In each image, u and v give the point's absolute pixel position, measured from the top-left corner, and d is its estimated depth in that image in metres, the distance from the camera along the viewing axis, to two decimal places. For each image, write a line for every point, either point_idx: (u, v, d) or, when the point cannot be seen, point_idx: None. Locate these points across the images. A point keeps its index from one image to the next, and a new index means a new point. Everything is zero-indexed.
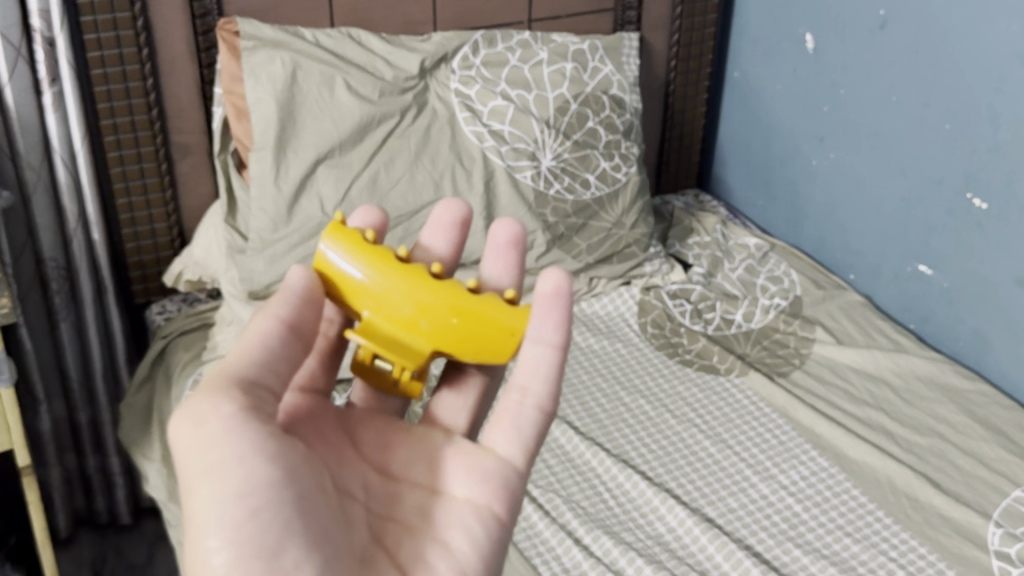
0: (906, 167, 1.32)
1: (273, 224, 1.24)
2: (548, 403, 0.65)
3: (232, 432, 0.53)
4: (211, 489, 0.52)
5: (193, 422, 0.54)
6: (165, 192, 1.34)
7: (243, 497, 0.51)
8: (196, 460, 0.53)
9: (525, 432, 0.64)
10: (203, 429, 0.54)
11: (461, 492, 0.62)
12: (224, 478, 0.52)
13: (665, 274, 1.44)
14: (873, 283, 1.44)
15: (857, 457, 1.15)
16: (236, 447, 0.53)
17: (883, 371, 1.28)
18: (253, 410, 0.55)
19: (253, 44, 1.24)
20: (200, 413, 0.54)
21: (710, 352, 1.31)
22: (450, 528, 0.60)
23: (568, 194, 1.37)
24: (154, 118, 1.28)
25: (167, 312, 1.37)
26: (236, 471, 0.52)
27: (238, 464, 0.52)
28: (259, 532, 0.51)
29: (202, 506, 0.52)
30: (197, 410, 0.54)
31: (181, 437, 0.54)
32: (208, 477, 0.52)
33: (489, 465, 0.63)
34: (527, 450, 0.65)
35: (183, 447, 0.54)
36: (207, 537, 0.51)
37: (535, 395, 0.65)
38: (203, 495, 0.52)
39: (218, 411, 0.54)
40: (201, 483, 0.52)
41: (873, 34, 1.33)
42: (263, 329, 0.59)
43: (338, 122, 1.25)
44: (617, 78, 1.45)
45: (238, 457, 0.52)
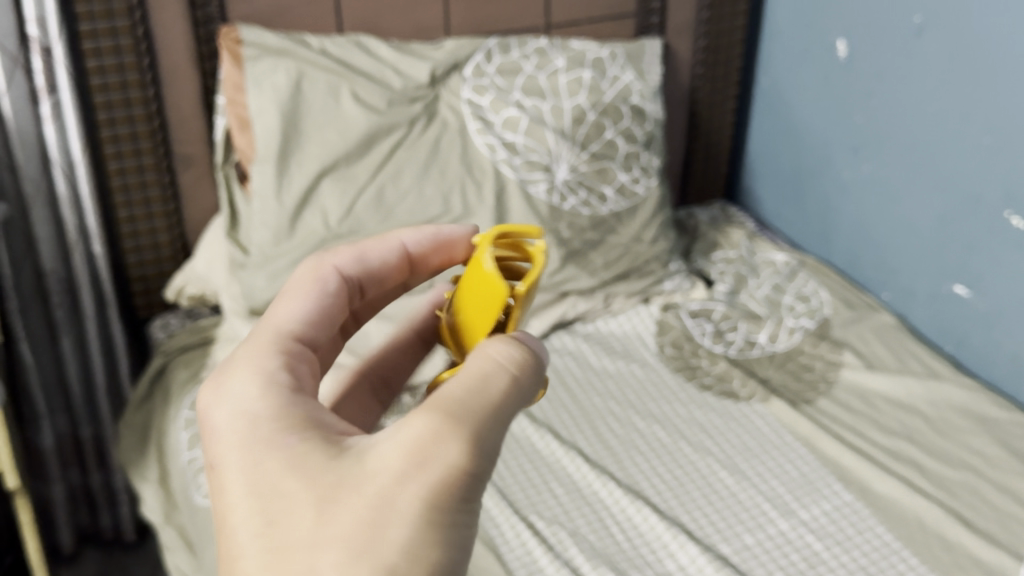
0: (943, 183, 1.25)
1: (275, 239, 1.20)
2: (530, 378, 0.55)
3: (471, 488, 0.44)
4: (413, 519, 0.42)
5: (449, 422, 0.45)
6: (169, 205, 1.30)
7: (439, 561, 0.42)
8: (416, 459, 0.44)
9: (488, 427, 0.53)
10: (454, 452, 0.44)
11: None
12: (430, 523, 0.42)
13: (685, 292, 1.39)
14: (908, 305, 1.37)
15: (883, 491, 1.08)
16: (459, 500, 0.43)
17: (915, 400, 1.21)
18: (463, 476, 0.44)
19: (257, 53, 1.20)
20: (465, 420, 0.46)
21: (731, 376, 1.24)
22: None
23: (584, 209, 1.31)
24: (156, 129, 1.24)
25: (169, 328, 1.33)
26: (449, 520, 0.43)
27: (449, 521, 0.43)
28: None
29: (392, 520, 0.42)
30: (460, 416, 0.46)
31: (423, 423, 0.45)
32: (421, 505, 0.42)
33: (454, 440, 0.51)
34: None
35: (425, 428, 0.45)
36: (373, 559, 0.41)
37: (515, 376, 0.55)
38: (406, 520, 0.42)
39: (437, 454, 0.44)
40: (421, 492, 0.43)
41: (909, 40, 1.25)
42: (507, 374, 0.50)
43: (343, 133, 1.21)
44: (637, 87, 1.39)
45: (455, 515, 0.43)
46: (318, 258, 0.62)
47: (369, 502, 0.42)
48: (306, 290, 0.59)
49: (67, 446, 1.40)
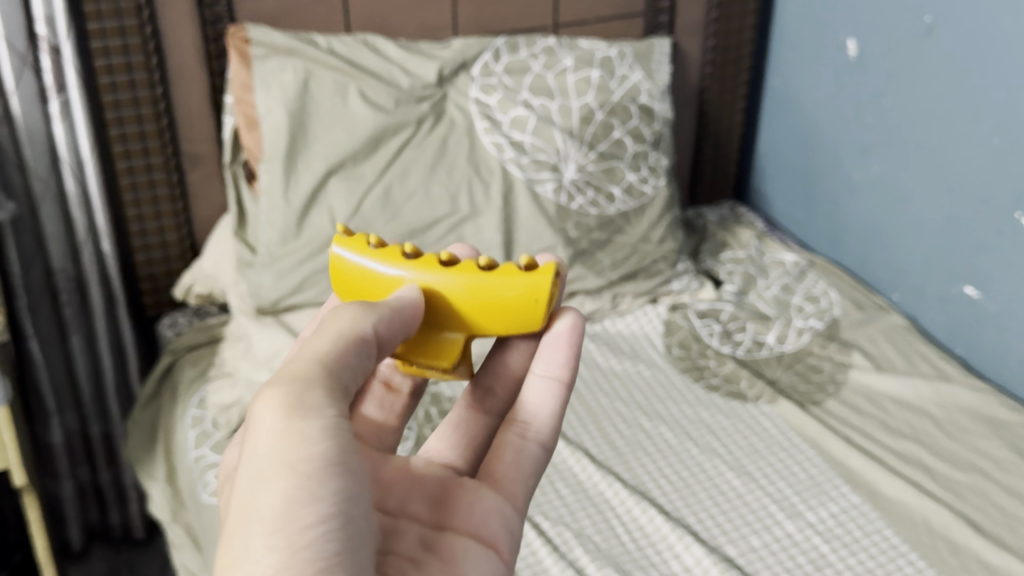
0: (952, 184, 1.24)
1: (282, 238, 1.20)
2: (548, 440, 0.68)
3: (329, 466, 0.51)
4: (280, 526, 0.49)
5: (287, 413, 0.52)
6: (177, 203, 1.30)
7: (311, 548, 0.49)
8: (267, 474, 0.51)
9: (519, 488, 0.66)
10: (302, 443, 0.51)
11: (471, 528, 0.61)
12: (293, 522, 0.49)
13: (693, 292, 1.38)
14: (918, 306, 1.36)
15: (891, 493, 1.08)
16: (321, 485, 0.50)
17: (924, 403, 1.20)
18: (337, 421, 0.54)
19: (264, 52, 1.20)
20: (303, 407, 0.53)
21: (738, 377, 1.24)
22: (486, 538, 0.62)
23: (591, 208, 1.31)
24: (163, 128, 1.24)
25: (178, 326, 1.33)
26: (310, 511, 0.50)
27: (311, 510, 0.50)
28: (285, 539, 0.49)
29: (257, 537, 0.49)
30: (296, 402, 0.53)
31: (263, 419, 0.53)
32: (276, 514, 0.49)
33: (489, 502, 0.63)
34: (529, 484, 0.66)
35: (268, 426, 0.52)
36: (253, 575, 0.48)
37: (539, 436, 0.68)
38: (273, 530, 0.49)
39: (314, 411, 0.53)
40: (274, 502, 0.50)
41: (919, 41, 1.25)
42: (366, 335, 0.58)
43: (350, 132, 1.21)
44: (646, 86, 1.39)
45: (318, 502, 0.50)
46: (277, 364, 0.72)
47: (240, 531, 0.50)
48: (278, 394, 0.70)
49: (75, 443, 1.41)
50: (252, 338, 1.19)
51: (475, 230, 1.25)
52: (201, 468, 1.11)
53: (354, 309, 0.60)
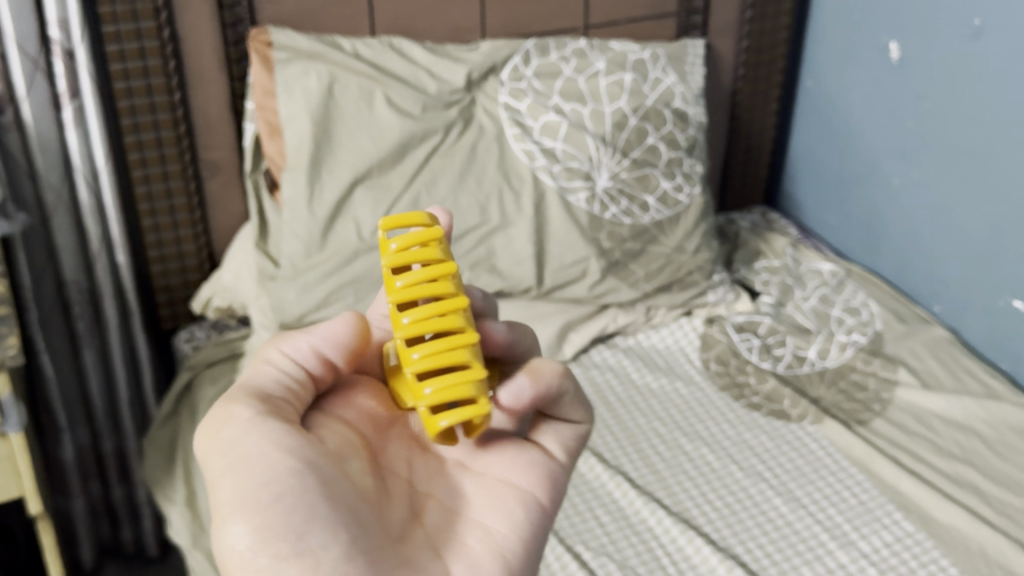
0: (998, 192, 1.19)
1: (306, 251, 1.15)
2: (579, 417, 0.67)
3: (265, 452, 0.54)
4: (235, 517, 0.51)
5: (219, 431, 0.56)
6: (194, 213, 1.24)
7: (274, 526, 0.51)
8: (215, 486, 0.54)
9: (556, 445, 0.66)
10: (238, 444, 0.55)
11: (505, 477, 0.62)
12: (246, 508, 0.51)
13: (729, 304, 1.33)
14: (961, 318, 1.30)
15: (944, 520, 1.03)
16: (259, 467, 0.53)
17: (973, 421, 1.15)
18: (273, 413, 0.57)
19: (287, 57, 1.15)
20: (228, 418, 0.57)
21: (781, 396, 1.19)
22: (498, 511, 0.60)
23: (625, 218, 1.26)
24: (182, 135, 1.18)
25: (195, 340, 1.28)
26: (255, 489, 0.52)
27: (256, 489, 0.52)
28: (278, 517, 0.51)
29: (221, 539, 0.52)
30: (223, 420, 0.57)
31: (205, 447, 0.57)
32: (227, 510, 0.52)
33: (529, 460, 0.63)
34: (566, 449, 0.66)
35: (208, 453, 0.56)
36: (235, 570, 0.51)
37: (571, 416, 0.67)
38: (227, 526, 0.52)
39: (241, 415, 0.57)
40: (225, 499, 0.53)
41: (965, 44, 1.19)
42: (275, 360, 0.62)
43: (376, 140, 1.16)
44: (680, 90, 1.34)
45: (264, 482, 0.52)
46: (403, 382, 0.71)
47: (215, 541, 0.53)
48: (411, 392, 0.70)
49: (88, 458, 1.36)
50: None
51: (505, 241, 1.20)
52: None
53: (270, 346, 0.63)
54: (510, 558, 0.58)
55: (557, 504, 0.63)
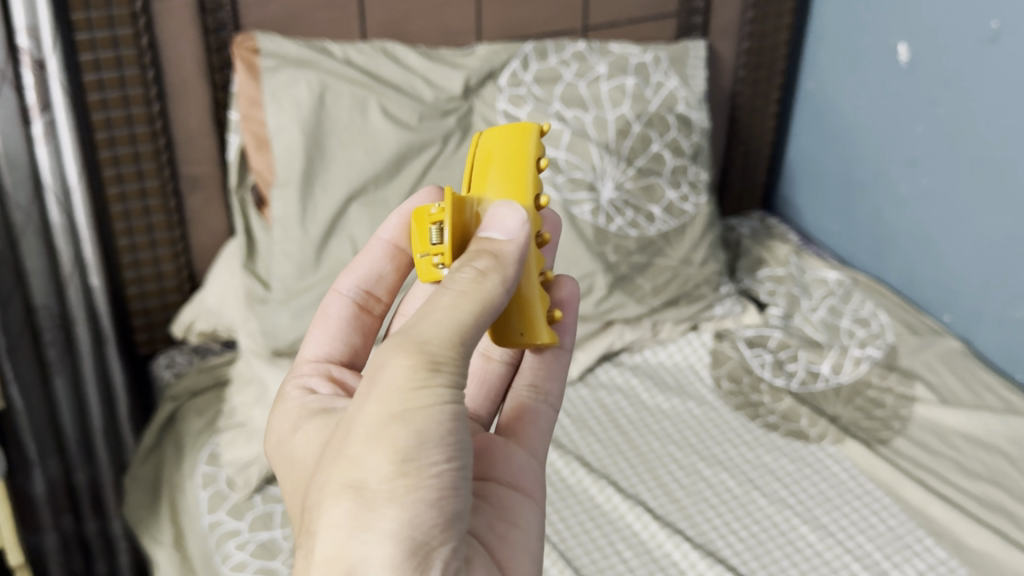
0: (1016, 201, 1.15)
1: (298, 272, 1.07)
2: (554, 400, 0.65)
3: (451, 424, 0.48)
4: (405, 470, 0.47)
5: (419, 369, 0.48)
6: (173, 231, 1.16)
7: (427, 511, 0.47)
8: (396, 434, 0.47)
9: (540, 436, 0.63)
10: (436, 406, 0.48)
11: (508, 478, 0.59)
12: (421, 467, 0.47)
13: (737, 317, 1.28)
14: (974, 328, 1.27)
15: (977, 545, 0.98)
16: (451, 430, 0.48)
17: (996, 439, 1.11)
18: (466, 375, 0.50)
19: (274, 64, 1.07)
20: (435, 362, 0.49)
21: (798, 415, 1.14)
22: (518, 513, 0.57)
23: (631, 229, 1.20)
24: (161, 149, 1.10)
25: (176, 366, 1.19)
26: (438, 452, 0.48)
27: (438, 452, 0.47)
28: (437, 501, 0.47)
29: (374, 475, 0.47)
30: (428, 359, 0.49)
31: (394, 375, 0.48)
32: (401, 451, 0.47)
33: (522, 460, 0.60)
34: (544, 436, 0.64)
35: (397, 384, 0.48)
36: (368, 522, 0.47)
37: (550, 396, 0.65)
38: (395, 473, 0.47)
39: (449, 368, 0.49)
40: (409, 439, 0.47)
41: (983, 49, 1.15)
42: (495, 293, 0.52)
43: (371, 152, 1.09)
44: (683, 94, 1.28)
45: (447, 450, 0.48)
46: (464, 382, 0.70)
47: (359, 470, 0.47)
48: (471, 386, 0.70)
49: (59, 490, 1.27)
50: (268, 384, 1.07)
51: None
52: (218, 536, 0.97)
53: (495, 274, 0.52)
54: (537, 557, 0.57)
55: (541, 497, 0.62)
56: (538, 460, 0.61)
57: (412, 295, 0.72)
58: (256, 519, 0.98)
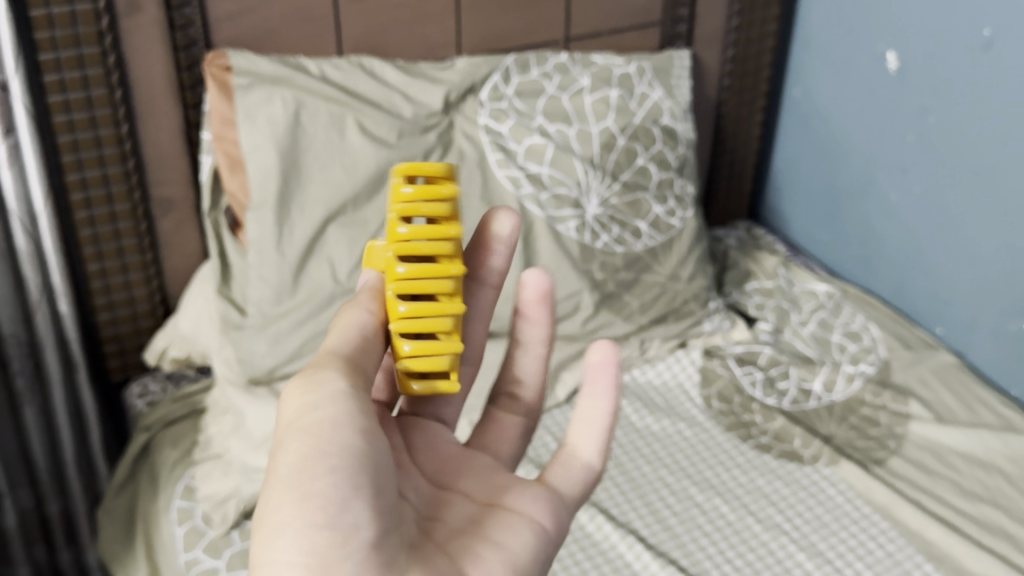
0: (1012, 213, 1.13)
1: (276, 297, 1.04)
2: (596, 460, 0.61)
3: (333, 429, 0.49)
4: (288, 493, 0.47)
5: (300, 394, 0.51)
6: (145, 255, 1.12)
7: (320, 514, 0.47)
8: (282, 455, 0.49)
9: (564, 482, 0.59)
10: (314, 417, 0.50)
11: (514, 506, 0.57)
12: (304, 486, 0.47)
13: (726, 332, 1.25)
14: (967, 341, 1.25)
15: (977, 570, 0.95)
16: (331, 443, 0.49)
17: (993, 457, 1.08)
18: (358, 390, 0.52)
19: (248, 82, 1.03)
20: (313, 383, 0.52)
21: (790, 435, 1.12)
22: (509, 535, 0.55)
23: (617, 246, 1.18)
24: (130, 171, 1.06)
25: (149, 394, 1.15)
26: (320, 458, 0.48)
27: (320, 458, 0.48)
28: (328, 499, 0.47)
29: (269, 501, 0.48)
30: (309, 384, 0.52)
31: (283, 408, 0.52)
32: (287, 468, 0.48)
33: (537, 491, 0.58)
34: (576, 485, 0.60)
35: (285, 415, 0.51)
36: (268, 556, 0.47)
37: (587, 454, 0.61)
38: (280, 499, 0.48)
39: (329, 387, 0.51)
40: (290, 456, 0.48)
41: (975, 57, 1.12)
42: (359, 320, 0.57)
43: (350, 171, 1.05)
44: (668, 105, 1.25)
45: (331, 462, 0.48)
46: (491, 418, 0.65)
47: (259, 509, 0.49)
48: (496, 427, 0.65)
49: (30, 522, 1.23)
50: (245, 415, 1.03)
51: None
52: None
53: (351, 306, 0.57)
54: None
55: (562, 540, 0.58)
56: (559, 498, 0.58)
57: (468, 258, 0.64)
58: (235, 557, 0.94)
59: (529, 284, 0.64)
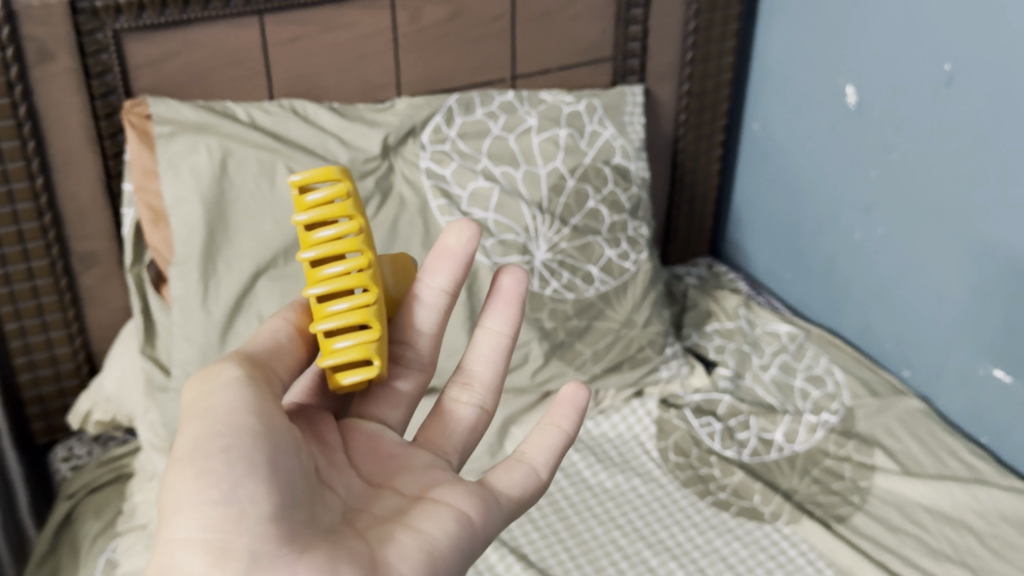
0: (979, 253, 1.09)
1: (201, 356, 0.98)
2: (541, 471, 0.62)
3: (231, 410, 0.50)
4: (183, 471, 0.47)
5: (199, 385, 0.52)
6: (66, 312, 1.06)
7: (215, 488, 0.47)
8: (179, 436, 0.49)
9: (501, 484, 0.59)
10: (209, 402, 0.50)
11: (441, 495, 0.56)
12: (200, 464, 0.47)
13: (684, 379, 1.20)
14: (934, 386, 1.20)
15: None
16: (225, 426, 0.49)
17: (962, 512, 1.04)
18: (258, 382, 0.53)
19: (171, 130, 0.98)
20: (212, 373, 0.52)
21: (750, 491, 1.06)
22: (429, 520, 0.53)
23: (568, 293, 1.12)
24: (47, 226, 1.00)
25: (73, 459, 1.10)
26: (216, 440, 0.48)
27: (218, 439, 0.48)
28: (224, 473, 0.47)
29: (166, 484, 0.48)
30: (209, 375, 0.52)
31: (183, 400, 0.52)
32: (184, 449, 0.48)
33: (466, 487, 0.57)
34: (508, 487, 0.59)
35: (183, 403, 0.51)
36: (167, 536, 0.47)
37: (534, 462, 0.62)
38: (177, 480, 0.47)
39: (227, 376, 0.52)
40: (186, 440, 0.49)
41: (936, 92, 1.08)
42: (275, 329, 0.59)
43: (281, 223, 1.00)
44: (620, 144, 1.21)
45: (225, 442, 0.48)
46: (442, 408, 0.65)
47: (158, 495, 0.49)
48: (445, 417, 0.65)
49: None
50: None
51: None
52: None
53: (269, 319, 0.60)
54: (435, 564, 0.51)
55: (486, 540, 0.56)
56: (490, 495, 0.57)
57: (430, 264, 0.64)
58: None
59: (503, 282, 0.65)
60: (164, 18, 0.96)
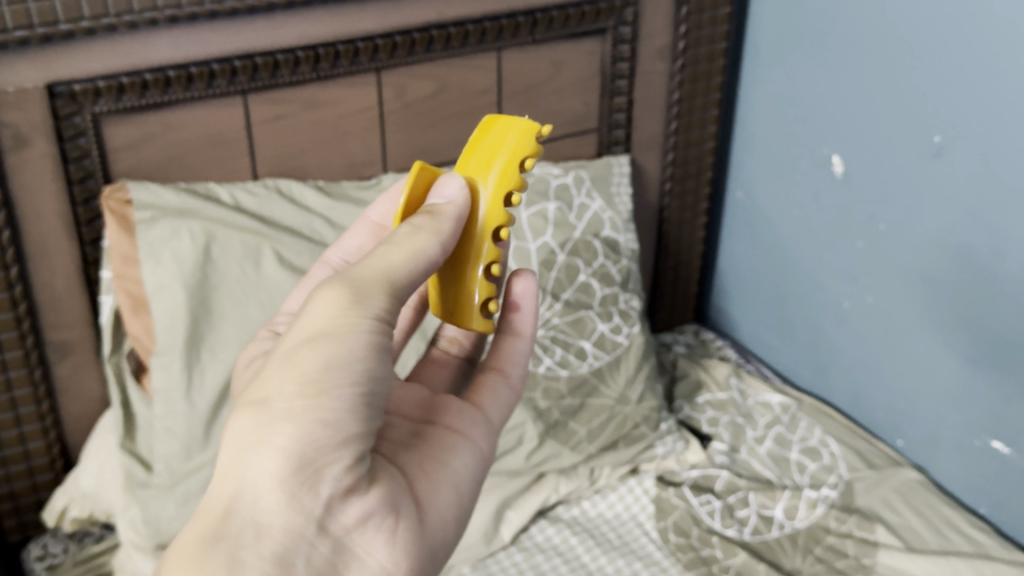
0: (971, 324, 1.08)
1: (185, 451, 0.94)
2: (518, 380, 0.65)
3: (363, 349, 0.48)
4: (299, 399, 0.47)
5: (339, 304, 0.49)
6: (41, 404, 1.01)
7: (324, 425, 0.47)
8: (306, 352, 0.48)
9: (497, 408, 0.63)
10: (347, 334, 0.48)
11: (457, 426, 0.60)
12: (319, 390, 0.47)
13: (680, 454, 1.17)
14: (929, 456, 1.19)
15: None
16: (355, 365, 0.48)
17: None
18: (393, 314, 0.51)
19: (151, 215, 0.94)
20: (360, 295, 0.50)
21: (754, 571, 1.03)
22: (454, 455, 0.58)
23: (561, 369, 1.10)
24: (22, 315, 0.96)
25: (49, 558, 1.05)
26: (341, 375, 0.48)
27: (342, 376, 0.48)
28: (335, 414, 0.47)
29: (279, 393, 0.47)
30: (353, 294, 0.50)
31: (317, 305, 0.49)
32: (306, 373, 0.47)
33: (475, 416, 0.61)
34: (501, 407, 0.63)
35: (318, 312, 0.49)
36: (263, 438, 0.47)
37: (512, 376, 0.65)
38: (291, 401, 0.47)
39: (368, 304, 0.50)
40: (315, 362, 0.47)
41: (924, 164, 1.07)
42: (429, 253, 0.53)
43: (266, 307, 0.96)
44: (609, 216, 1.19)
45: (352, 377, 0.48)
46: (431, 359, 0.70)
47: (261, 389, 0.48)
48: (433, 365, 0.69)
49: None
50: None
51: None
52: None
53: (427, 231, 0.54)
54: (462, 495, 0.57)
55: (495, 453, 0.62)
56: (493, 423, 0.62)
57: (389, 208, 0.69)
58: None
59: (515, 289, 0.63)
60: (144, 100, 0.93)
